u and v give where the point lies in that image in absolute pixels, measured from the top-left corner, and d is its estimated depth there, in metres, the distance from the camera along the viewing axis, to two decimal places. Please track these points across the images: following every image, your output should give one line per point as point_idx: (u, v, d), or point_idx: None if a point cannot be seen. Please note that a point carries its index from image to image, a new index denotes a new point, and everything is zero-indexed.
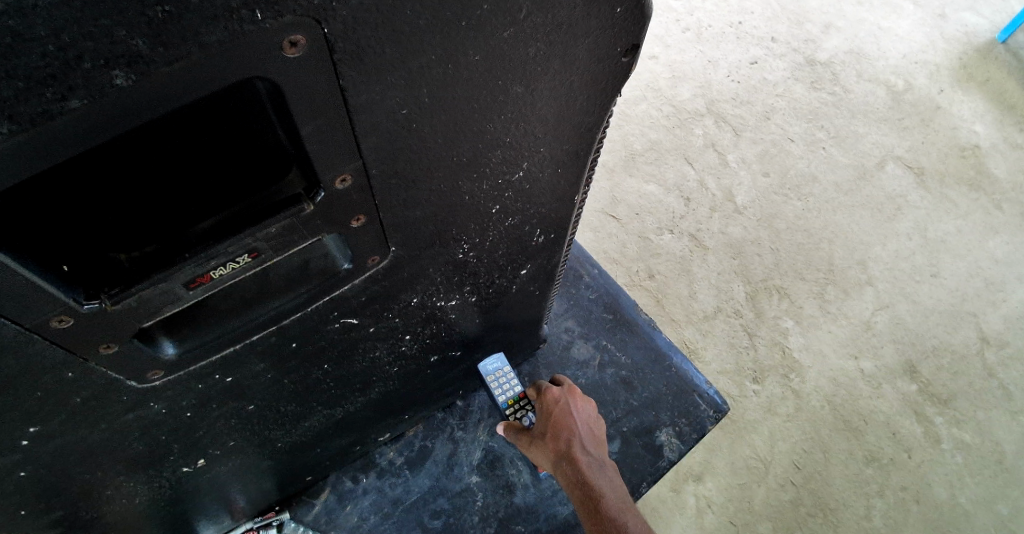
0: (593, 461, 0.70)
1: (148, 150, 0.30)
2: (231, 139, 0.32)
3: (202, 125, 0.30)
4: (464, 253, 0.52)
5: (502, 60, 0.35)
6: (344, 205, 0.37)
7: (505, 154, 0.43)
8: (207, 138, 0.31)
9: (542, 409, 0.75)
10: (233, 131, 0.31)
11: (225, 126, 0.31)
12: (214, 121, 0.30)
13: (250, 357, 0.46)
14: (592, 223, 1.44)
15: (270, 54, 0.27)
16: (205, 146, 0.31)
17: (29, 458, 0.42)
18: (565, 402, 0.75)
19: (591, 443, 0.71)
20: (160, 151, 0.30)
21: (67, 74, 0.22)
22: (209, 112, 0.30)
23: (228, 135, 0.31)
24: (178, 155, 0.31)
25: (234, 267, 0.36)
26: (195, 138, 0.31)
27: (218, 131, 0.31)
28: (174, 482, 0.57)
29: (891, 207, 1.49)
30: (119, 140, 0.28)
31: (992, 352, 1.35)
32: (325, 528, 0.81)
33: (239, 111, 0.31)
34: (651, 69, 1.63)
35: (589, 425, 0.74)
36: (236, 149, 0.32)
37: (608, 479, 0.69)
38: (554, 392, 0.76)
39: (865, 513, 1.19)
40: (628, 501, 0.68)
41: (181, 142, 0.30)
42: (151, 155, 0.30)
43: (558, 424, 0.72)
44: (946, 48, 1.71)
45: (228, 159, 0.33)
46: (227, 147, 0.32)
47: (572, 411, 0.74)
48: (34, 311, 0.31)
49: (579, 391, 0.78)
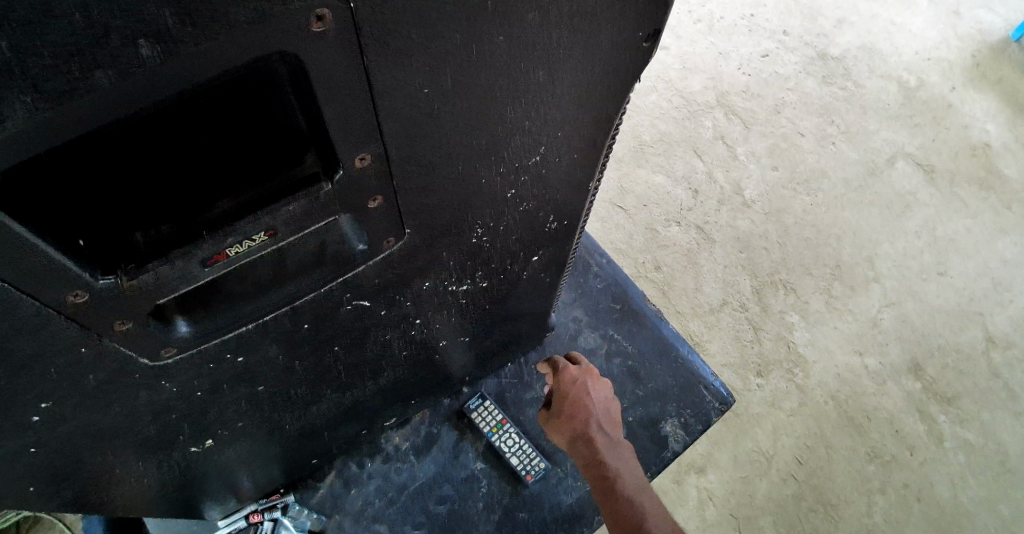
0: (610, 444, 0.69)
1: (147, 150, 0.30)
2: (234, 134, 0.32)
3: (204, 125, 0.30)
4: (479, 238, 0.52)
5: (527, 43, 0.34)
6: (363, 187, 0.37)
7: (524, 139, 0.42)
8: (209, 136, 0.31)
9: (558, 387, 0.73)
10: (237, 128, 0.31)
11: (228, 123, 0.31)
12: (216, 118, 0.30)
13: (263, 338, 0.46)
14: (600, 214, 1.44)
15: (295, 33, 0.26)
16: (206, 146, 0.31)
17: (42, 438, 0.41)
18: (582, 382, 0.73)
19: (609, 425, 0.71)
20: (160, 151, 0.30)
21: (94, 52, 0.22)
22: (213, 111, 0.30)
23: (229, 131, 0.31)
24: (181, 154, 0.31)
25: (251, 245, 0.35)
26: (196, 139, 0.31)
27: (218, 130, 0.31)
28: (183, 463, 0.57)
29: (900, 205, 1.48)
30: (123, 129, 0.28)
31: (998, 353, 1.35)
32: (331, 512, 0.81)
33: (241, 109, 0.31)
34: (662, 60, 1.61)
35: (605, 405, 0.73)
36: (240, 140, 0.32)
37: (624, 460, 0.69)
38: (572, 372, 0.73)
39: (866, 509, 1.20)
40: (645, 483, 0.68)
41: (182, 142, 0.30)
42: (149, 155, 0.30)
43: (575, 405, 0.71)
44: (960, 46, 1.69)
45: (236, 149, 0.32)
46: (229, 142, 0.32)
47: (590, 390, 0.72)
48: (55, 288, 0.30)
49: (596, 371, 0.76)
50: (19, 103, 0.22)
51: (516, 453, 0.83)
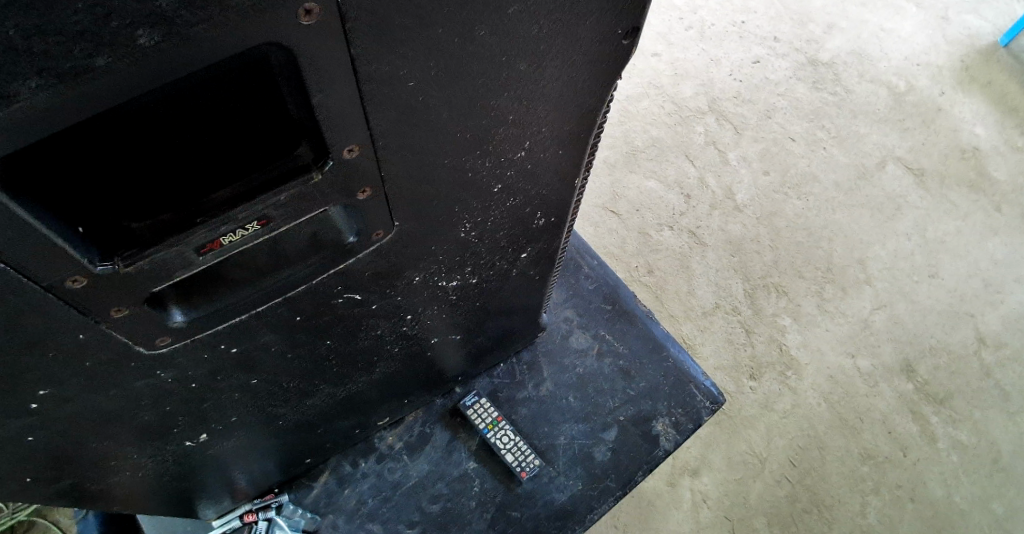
0: None
1: (144, 148, 0.31)
2: (228, 130, 0.33)
3: (198, 124, 0.32)
4: (467, 232, 0.53)
5: (509, 37, 0.35)
6: (352, 177, 0.38)
7: (509, 133, 0.43)
8: (201, 134, 0.33)
9: None
10: (226, 124, 0.33)
11: (222, 120, 0.33)
12: (211, 118, 0.32)
13: (258, 329, 0.47)
14: (593, 218, 1.45)
15: (288, 19, 0.27)
16: (206, 145, 0.33)
17: (41, 423, 0.42)
18: None
19: None
20: (161, 150, 0.32)
21: (99, 33, 0.23)
22: (204, 106, 0.31)
23: (226, 129, 0.33)
24: (174, 151, 0.33)
25: (244, 234, 0.36)
26: (191, 137, 0.33)
27: (210, 129, 0.33)
28: (180, 455, 0.57)
29: (890, 207, 1.49)
30: (124, 119, 0.29)
31: (990, 353, 1.36)
32: (325, 511, 0.82)
33: (229, 102, 0.32)
34: (654, 67, 1.63)
35: None
36: (235, 136, 0.34)
37: None
38: None
39: (861, 510, 1.21)
40: None
41: (176, 140, 0.32)
42: (144, 153, 0.32)
43: None
44: (949, 50, 1.71)
45: (230, 145, 0.34)
46: (225, 140, 0.34)
47: None
48: (53, 270, 0.31)
49: None
50: (21, 80, 0.23)
51: (511, 450, 0.84)
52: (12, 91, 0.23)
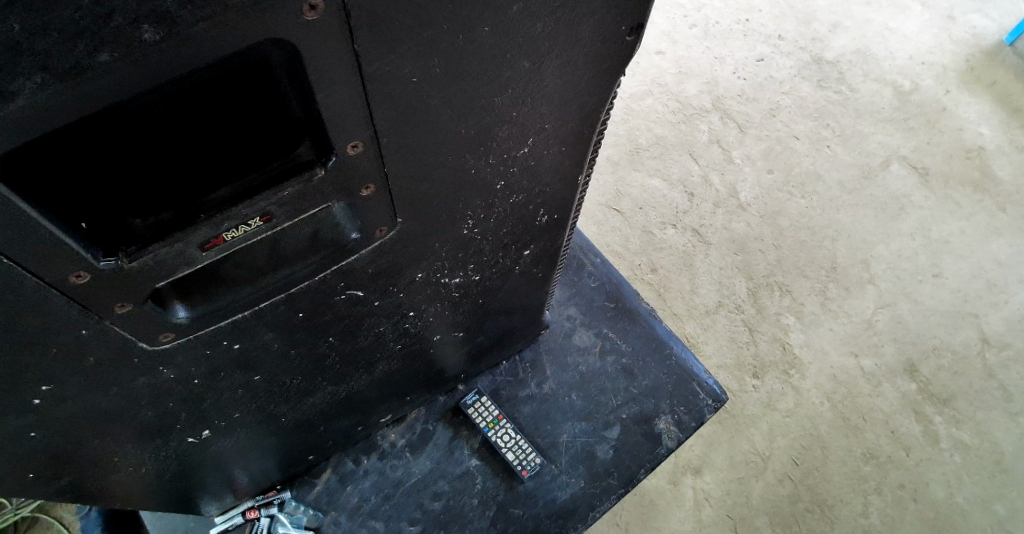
0: None
1: (147, 148, 0.31)
2: (231, 130, 0.33)
3: (201, 123, 0.32)
4: (470, 230, 0.53)
5: (511, 34, 0.35)
6: (354, 174, 0.38)
7: (511, 130, 0.43)
8: (204, 133, 0.33)
9: None
10: (229, 124, 0.33)
11: (225, 120, 0.33)
12: (213, 118, 0.32)
13: (260, 327, 0.47)
14: (596, 216, 1.45)
15: (290, 16, 0.27)
16: (206, 145, 0.33)
17: (42, 421, 0.42)
18: None
19: None
20: (162, 150, 0.32)
21: (100, 31, 0.23)
22: (206, 106, 0.31)
23: (226, 129, 0.33)
24: (177, 151, 0.33)
25: (246, 230, 0.36)
26: (193, 137, 0.32)
27: (214, 128, 0.33)
28: (181, 452, 0.58)
29: (894, 207, 1.49)
30: (127, 120, 0.29)
31: (993, 354, 1.35)
32: (327, 508, 0.82)
33: (232, 102, 0.32)
34: (658, 65, 1.63)
35: None
36: (238, 136, 0.34)
37: None
38: None
39: (862, 510, 1.21)
40: None
41: (179, 139, 0.32)
42: (147, 153, 0.32)
43: None
44: (954, 50, 1.70)
45: (233, 144, 0.34)
46: (228, 139, 0.34)
47: None
48: (56, 267, 0.31)
49: None
50: (22, 78, 0.23)
51: (512, 449, 0.84)
52: (11, 90, 0.23)
